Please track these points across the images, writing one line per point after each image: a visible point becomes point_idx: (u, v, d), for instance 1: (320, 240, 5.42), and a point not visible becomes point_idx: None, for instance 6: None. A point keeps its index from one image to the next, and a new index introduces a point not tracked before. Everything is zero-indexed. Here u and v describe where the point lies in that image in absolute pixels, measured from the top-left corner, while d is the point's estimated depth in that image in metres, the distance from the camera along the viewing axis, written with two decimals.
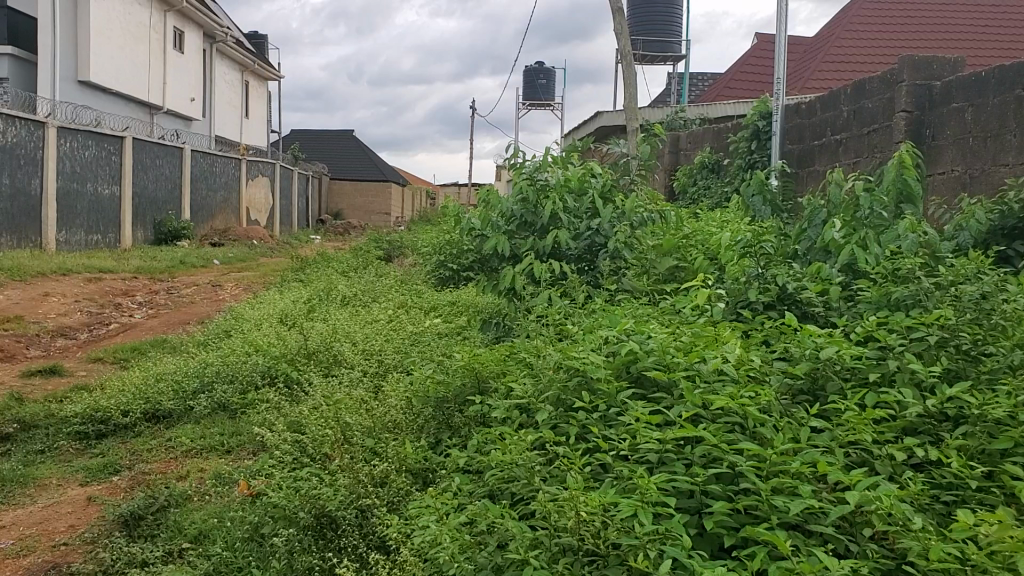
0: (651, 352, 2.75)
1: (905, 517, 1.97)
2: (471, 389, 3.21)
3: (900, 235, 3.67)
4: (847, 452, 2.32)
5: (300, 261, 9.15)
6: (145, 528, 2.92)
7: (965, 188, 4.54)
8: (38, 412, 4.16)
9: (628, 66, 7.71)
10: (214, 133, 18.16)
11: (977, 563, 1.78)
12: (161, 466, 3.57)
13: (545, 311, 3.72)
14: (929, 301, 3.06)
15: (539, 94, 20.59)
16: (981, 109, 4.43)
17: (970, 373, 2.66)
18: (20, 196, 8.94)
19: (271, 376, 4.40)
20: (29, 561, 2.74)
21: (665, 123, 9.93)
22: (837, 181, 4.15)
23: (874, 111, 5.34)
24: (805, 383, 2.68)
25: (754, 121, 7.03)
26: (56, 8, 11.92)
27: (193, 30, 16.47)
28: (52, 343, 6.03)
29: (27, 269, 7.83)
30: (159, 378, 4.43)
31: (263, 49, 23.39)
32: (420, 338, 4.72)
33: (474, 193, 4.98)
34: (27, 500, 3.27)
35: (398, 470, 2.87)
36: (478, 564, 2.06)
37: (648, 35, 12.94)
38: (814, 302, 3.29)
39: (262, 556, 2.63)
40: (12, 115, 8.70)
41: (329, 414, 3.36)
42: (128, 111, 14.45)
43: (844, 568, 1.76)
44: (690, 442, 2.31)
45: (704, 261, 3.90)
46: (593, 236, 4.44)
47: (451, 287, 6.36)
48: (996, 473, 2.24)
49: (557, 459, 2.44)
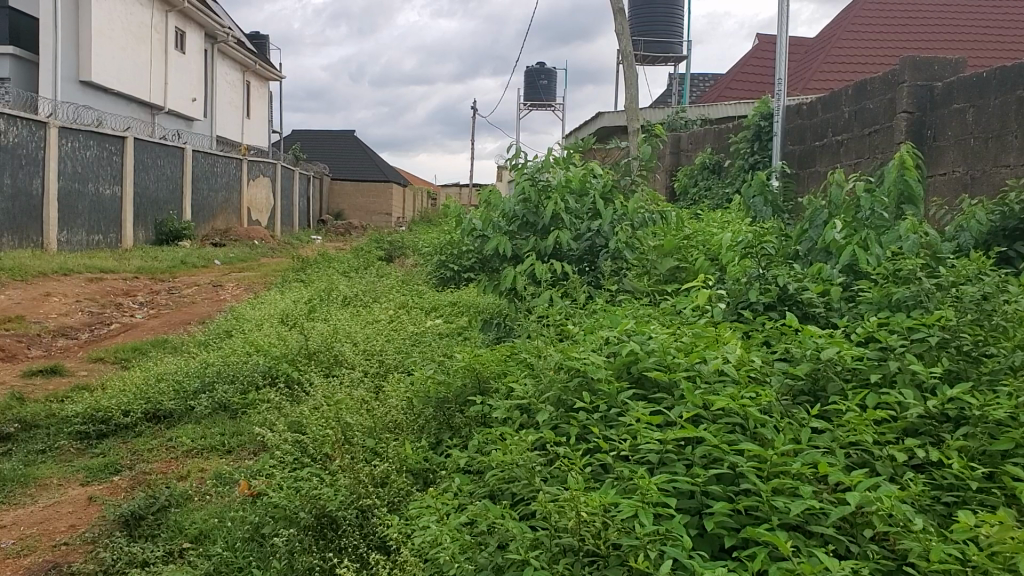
0: (651, 353, 2.75)
1: (906, 518, 1.96)
2: (471, 389, 3.21)
3: (901, 235, 3.67)
4: (848, 453, 2.32)
5: (300, 261, 9.17)
6: (145, 528, 2.92)
7: (966, 189, 4.54)
8: (39, 412, 4.16)
9: (629, 67, 7.72)
10: (215, 134, 18.16)
11: (977, 564, 1.78)
12: (162, 466, 3.57)
13: (546, 311, 3.72)
14: (930, 302, 3.06)
15: (540, 94, 20.59)
16: (982, 110, 4.42)
17: (971, 374, 2.66)
18: (21, 196, 8.95)
19: (272, 376, 4.41)
20: (29, 561, 2.74)
21: (666, 124, 9.94)
22: (838, 182, 4.15)
23: (875, 112, 5.34)
24: (805, 384, 2.68)
25: (755, 122, 7.03)
26: (58, 8, 11.94)
27: (194, 31, 16.47)
28: (53, 343, 6.03)
29: (28, 269, 7.84)
30: (159, 378, 4.44)
31: (264, 49, 23.40)
32: (420, 338, 4.72)
33: (475, 194, 4.99)
34: (27, 500, 3.27)
35: (399, 470, 2.87)
36: (478, 565, 2.06)
37: (649, 36, 12.93)
38: (815, 303, 3.30)
39: (262, 556, 2.63)
40: (13, 115, 8.71)
41: (330, 414, 3.36)
42: (129, 111, 14.45)
43: (844, 569, 1.76)
44: (691, 443, 2.30)
45: (704, 261, 3.91)
46: (593, 237, 4.45)
47: (452, 287, 6.36)
48: (997, 475, 2.23)
49: (558, 459, 2.44)
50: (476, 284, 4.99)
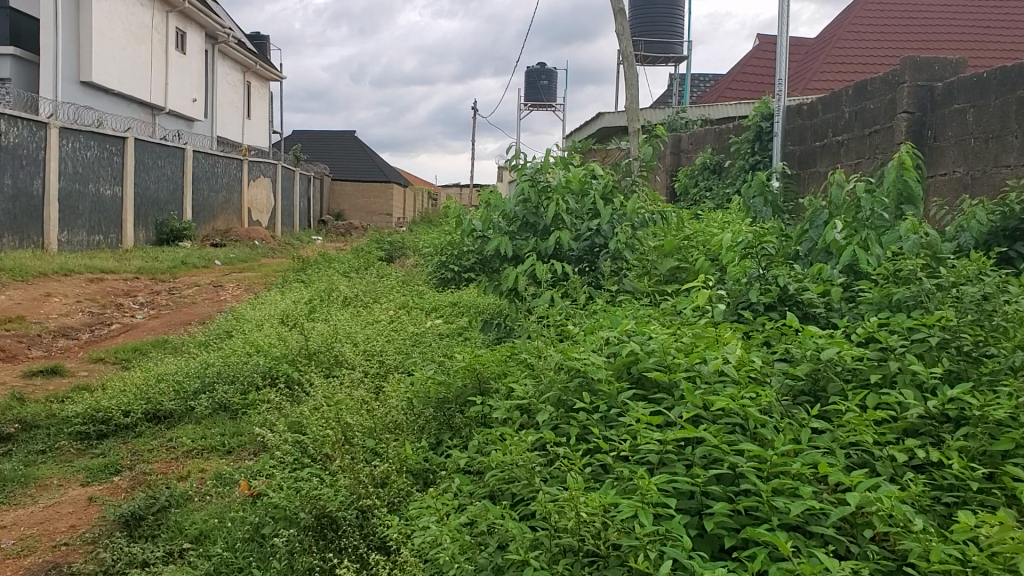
0: (651, 353, 2.75)
1: (906, 518, 1.96)
2: (471, 389, 3.21)
3: (902, 235, 3.67)
4: (848, 454, 2.32)
5: (301, 261, 9.18)
6: (146, 528, 2.92)
7: (966, 189, 4.54)
8: (40, 412, 4.17)
9: (630, 67, 7.72)
10: (215, 134, 18.16)
11: (977, 564, 1.77)
12: (162, 466, 3.57)
13: (546, 311, 3.72)
14: (931, 303, 3.06)
15: (541, 95, 20.59)
16: (983, 110, 4.42)
17: (971, 374, 2.66)
18: (22, 196, 8.95)
19: (272, 376, 4.41)
20: (30, 561, 2.74)
21: (666, 124, 9.94)
22: (838, 182, 4.15)
23: (875, 112, 5.34)
24: (806, 384, 2.68)
25: (755, 122, 7.02)
26: (58, 8, 11.94)
27: (195, 31, 16.47)
28: (53, 343, 6.03)
29: (29, 270, 7.85)
30: (159, 379, 4.44)
31: (265, 50, 23.41)
32: (421, 339, 4.72)
33: (475, 195, 4.99)
34: (28, 500, 3.27)
35: (399, 470, 2.88)
36: (478, 565, 2.07)
37: (650, 36, 12.92)
38: (815, 303, 3.30)
39: (262, 557, 2.63)
40: (14, 116, 8.71)
41: (330, 414, 3.36)
42: (129, 111, 14.44)
43: (845, 569, 1.76)
44: (691, 443, 2.30)
45: (704, 261, 3.91)
46: (593, 237, 4.45)
47: (452, 288, 6.35)
48: (997, 475, 2.23)
49: (558, 460, 2.44)
50: (476, 284, 4.99)
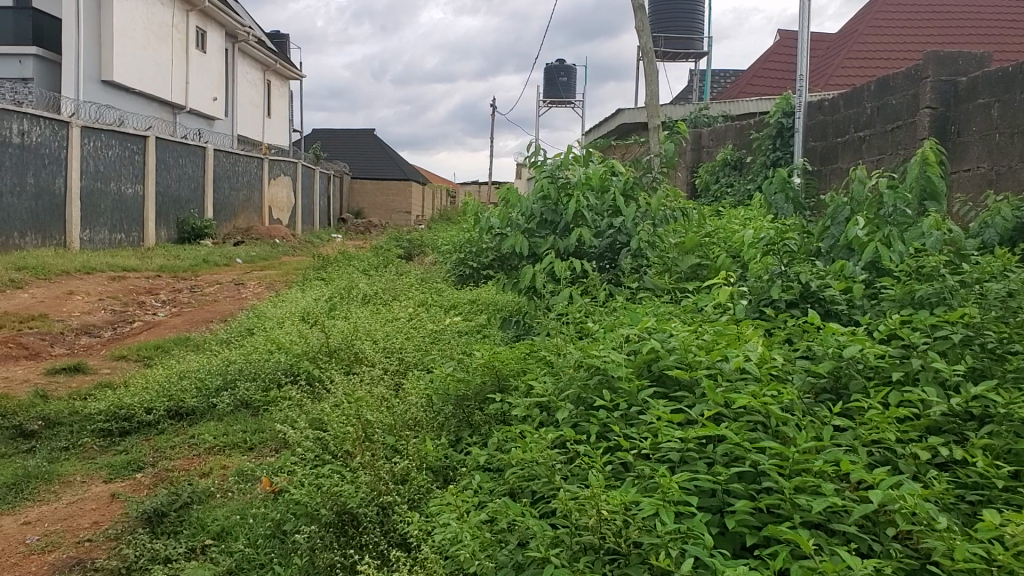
0: (673, 351, 2.74)
1: (930, 516, 1.95)
2: (491, 386, 3.25)
3: (924, 232, 3.63)
4: (870, 452, 2.31)
5: (322, 259, 9.18)
6: (169, 524, 2.97)
7: (991, 185, 4.47)
8: (64, 409, 4.22)
9: (649, 64, 7.68)
10: (235, 132, 18.28)
11: (1002, 563, 1.75)
12: (184, 463, 3.62)
13: (566, 309, 3.72)
14: (954, 299, 3.04)
15: (561, 92, 20.54)
16: (1008, 104, 4.36)
17: (996, 372, 2.62)
18: (45, 195, 9.08)
19: (294, 374, 4.46)
20: (54, 557, 2.78)
21: (687, 120, 9.81)
22: (859, 179, 4.11)
23: (898, 107, 5.28)
24: (828, 382, 2.67)
25: (778, 119, 6.89)
26: (81, 8, 12.08)
27: (215, 30, 16.61)
28: (75, 342, 6.10)
29: (52, 269, 7.94)
30: (183, 376, 4.50)
31: (286, 49, 23.67)
32: (439, 337, 4.71)
33: (494, 193, 5.02)
34: (52, 495, 3.33)
35: (419, 467, 2.91)
36: (499, 562, 2.08)
37: (671, 32, 12.80)
38: (837, 302, 3.28)
39: (283, 553, 2.67)
40: (36, 116, 8.83)
41: (351, 412, 3.37)
42: (151, 110, 14.60)
43: (867, 568, 1.74)
44: (712, 442, 2.30)
45: (726, 258, 3.85)
46: (614, 235, 4.41)
47: (471, 285, 6.33)
48: (1022, 474, 2.21)
49: (579, 457, 2.45)
50: (497, 282, 4.99)
